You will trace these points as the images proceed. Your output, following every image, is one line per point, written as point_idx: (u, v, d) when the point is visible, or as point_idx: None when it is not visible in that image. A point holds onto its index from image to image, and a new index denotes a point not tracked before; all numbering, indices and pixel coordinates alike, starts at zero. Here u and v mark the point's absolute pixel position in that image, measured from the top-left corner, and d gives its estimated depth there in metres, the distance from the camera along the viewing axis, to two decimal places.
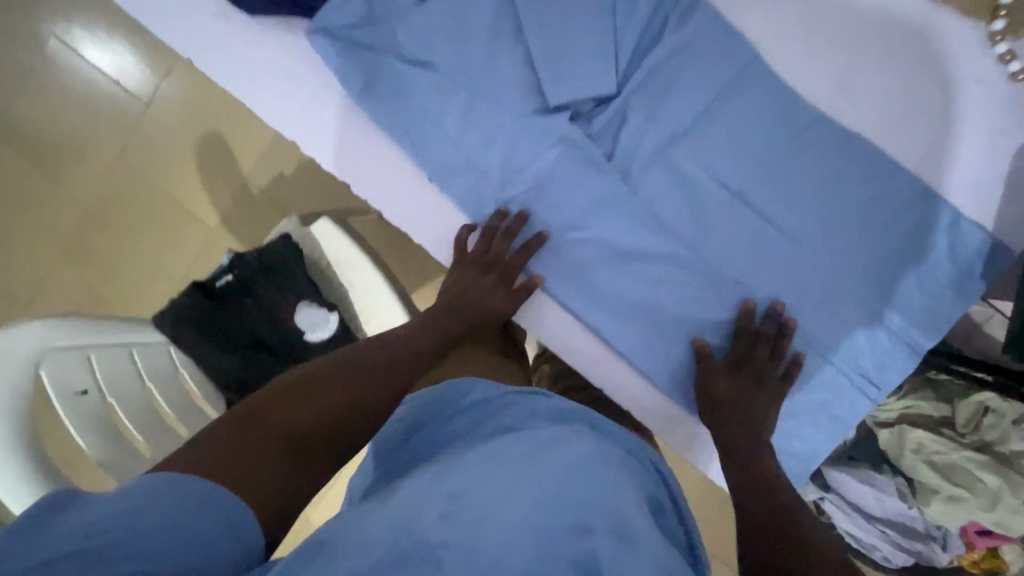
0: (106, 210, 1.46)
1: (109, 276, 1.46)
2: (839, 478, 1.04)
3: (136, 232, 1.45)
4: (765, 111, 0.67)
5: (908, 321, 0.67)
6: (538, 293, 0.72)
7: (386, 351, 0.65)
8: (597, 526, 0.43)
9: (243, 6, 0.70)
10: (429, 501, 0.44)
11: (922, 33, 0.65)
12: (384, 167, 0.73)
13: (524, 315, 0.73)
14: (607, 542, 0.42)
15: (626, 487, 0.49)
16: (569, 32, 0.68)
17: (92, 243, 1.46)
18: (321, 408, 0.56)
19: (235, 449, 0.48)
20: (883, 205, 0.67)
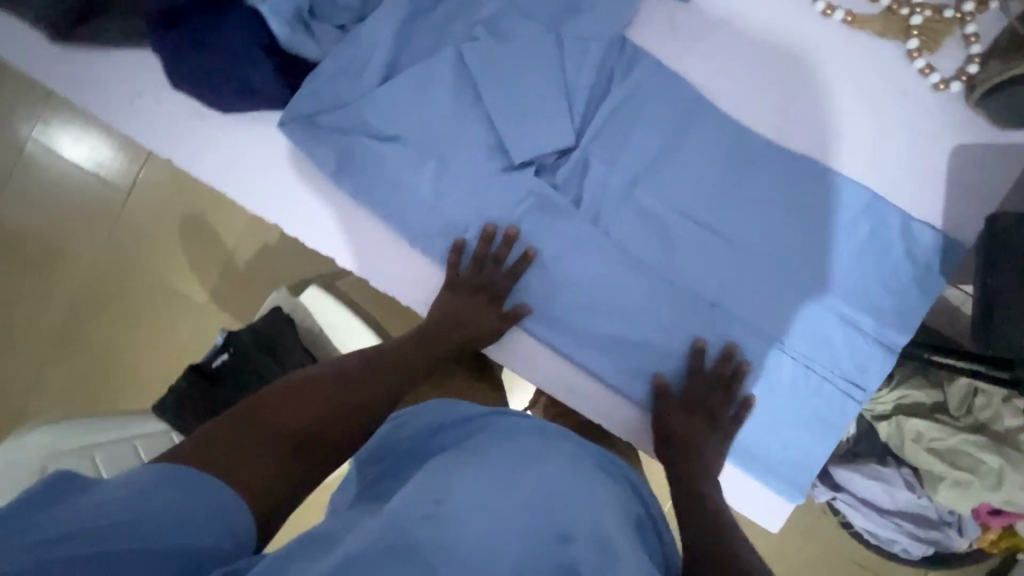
0: (95, 301, 1.47)
1: (103, 364, 1.47)
2: (848, 477, 1.05)
3: (127, 319, 1.46)
4: (716, 144, 0.72)
5: (880, 322, 0.70)
6: (528, 340, 0.76)
7: (383, 367, 0.67)
8: (577, 535, 0.44)
9: (215, 106, 0.74)
10: (416, 504, 0.45)
11: (847, 58, 0.70)
12: (366, 238, 0.77)
13: (518, 362, 0.76)
14: (589, 548, 0.43)
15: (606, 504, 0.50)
16: (525, 93, 0.73)
17: (84, 333, 1.48)
18: (319, 416, 0.58)
19: (236, 439, 0.51)
20: (836, 216, 0.71)
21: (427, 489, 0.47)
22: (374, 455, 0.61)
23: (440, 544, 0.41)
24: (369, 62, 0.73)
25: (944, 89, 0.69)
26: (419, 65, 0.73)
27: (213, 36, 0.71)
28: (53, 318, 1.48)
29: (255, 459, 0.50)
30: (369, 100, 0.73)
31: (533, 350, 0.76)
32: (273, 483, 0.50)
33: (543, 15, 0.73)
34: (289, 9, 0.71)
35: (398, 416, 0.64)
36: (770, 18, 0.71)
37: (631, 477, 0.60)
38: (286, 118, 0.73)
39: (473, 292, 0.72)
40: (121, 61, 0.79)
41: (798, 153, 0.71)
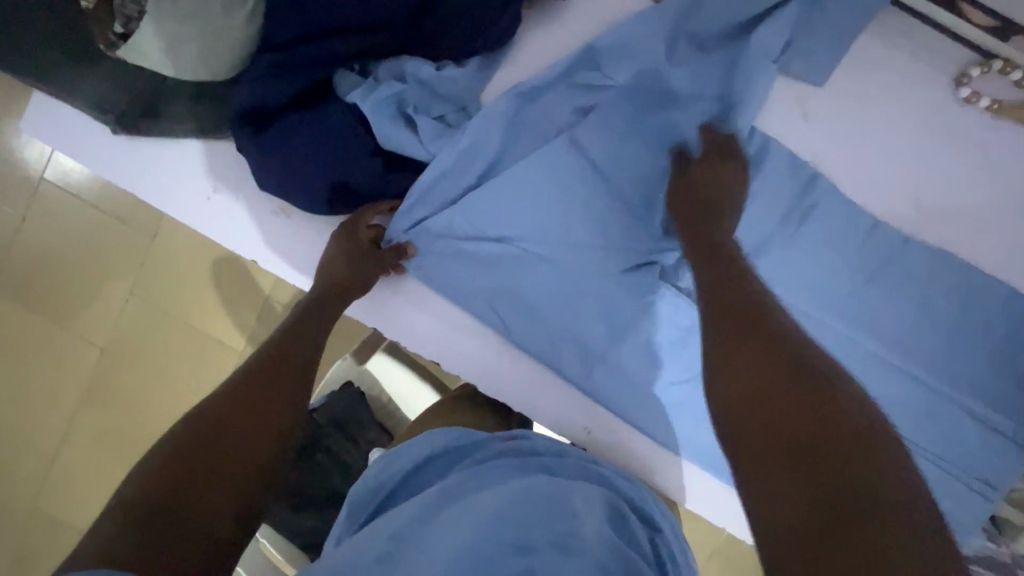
0: (122, 351, 1.38)
1: (138, 418, 1.38)
2: None
3: (158, 368, 1.37)
4: (852, 239, 0.68)
5: (1014, 422, 0.69)
6: (647, 445, 0.73)
7: (283, 365, 0.59)
8: (539, 544, 0.45)
9: (311, 209, 0.68)
10: (373, 543, 0.45)
11: (988, 148, 0.67)
12: (475, 344, 0.72)
13: (637, 469, 0.73)
14: (547, 555, 0.44)
15: (583, 510, 0.50)
16: (644, 188, 0.68)
17: (114, 386, 1.38)
18: (235, 443, 0.50)
19: (168, 507, 0.42)
20: (971, 314, 0.68)
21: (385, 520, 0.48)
22: (368, 492, 0.58)
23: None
24: (477, 159, 0.67)
25: None
26: (528, 159, 0.68)
27: (310, 137, 0.65)
28: (79, 372, 1.38)
29: (204, 509, 0.44)
30: (477, 200, 0.68)
31: (653, 454, 0.73)
32: (230, 524, 0.45)
33: (664, 102, 0.67)
34: (389, 103, 0.65)
35: (389, 453, 0.62)
36: (907, 105, 0.67)
37: (614, 484, 0.60)
38: (387, 233, 0.69)
39: (352, 255, 0.66)
40: (190, 151, 0.71)
41: (936, 247, 0.68)
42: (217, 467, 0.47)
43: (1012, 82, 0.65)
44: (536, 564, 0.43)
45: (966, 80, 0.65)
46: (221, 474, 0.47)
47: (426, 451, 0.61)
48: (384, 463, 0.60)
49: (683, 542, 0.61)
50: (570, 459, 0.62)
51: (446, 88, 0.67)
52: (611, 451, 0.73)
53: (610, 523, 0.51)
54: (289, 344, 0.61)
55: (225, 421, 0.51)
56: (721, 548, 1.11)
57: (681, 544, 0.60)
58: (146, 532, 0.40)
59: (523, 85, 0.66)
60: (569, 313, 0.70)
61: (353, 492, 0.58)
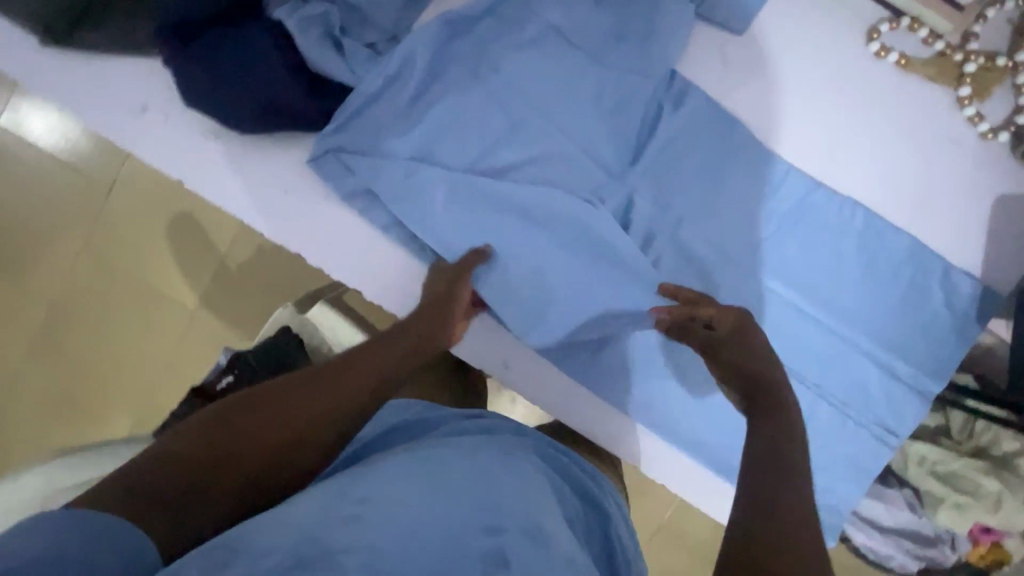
0: (75, 304, 1.39)
1: (87, 372, 1.39)
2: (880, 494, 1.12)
3: (111, 323, 1.39)
4: (765, 183, 0.70)
5: (916, 370, 0.71)
6: (566, 381, 0.75)
7: (354, 375, 0.55)
8: (509, 527, 0.40)
9: (233, 126, 0.68)
10: (337, 504, 0.39)
11: (897, 101, 0.69)
12: (399, 275, 0.74)
13: (554, 407, 0.76)
14: (520, 538, 0.40)
15: (550, 497, 0.47)
16: (567, 125, 0.69)
17: (65, 340, 1.39)
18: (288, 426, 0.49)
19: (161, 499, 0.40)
20: (876, 263, 0.70)
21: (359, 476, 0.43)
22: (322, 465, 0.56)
23: (354, 544, 0.36)
24: (403, 88, 0.68)
25: (992, 138, 0.68)
26: (454, 91, 0.69)
27: (235, 53, 0.66)
28: (30, 323, 1.39)
29: (200, 499, 0.42)
30: (402, 129, 0.69)
31: (570, 389, 0.75)
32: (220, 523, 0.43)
33: (587, 41, 0.69)
34: (317, 25, 0.66)
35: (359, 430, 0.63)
36: (823, 58, 0.69)
37: (577, 474, 0.60)
38: (314, 153, 0.70)
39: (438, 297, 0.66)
40: (121, 68, 0.71)
41: (845, 195, 0.70)
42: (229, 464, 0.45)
43: (919, 40, 0.68)
44: (505, 543, 0.39)
45: (877, 35, 0.68)
46: (235, 467, 0.45)
47: (386, 426, 0.58)
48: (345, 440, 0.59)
49: (631, 525, 0.62)
50: (551, 447, 0.60)
51: (375, 16, 0.68)
52: (529, 386, 0.75)
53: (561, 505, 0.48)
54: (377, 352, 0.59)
55: (270, 408, 0.49)
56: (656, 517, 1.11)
57: (631, 531, 0.60)
58: (151, 495, 0.39)
59: (449, 15, 0.68)
60: (490, 246, 0.70)
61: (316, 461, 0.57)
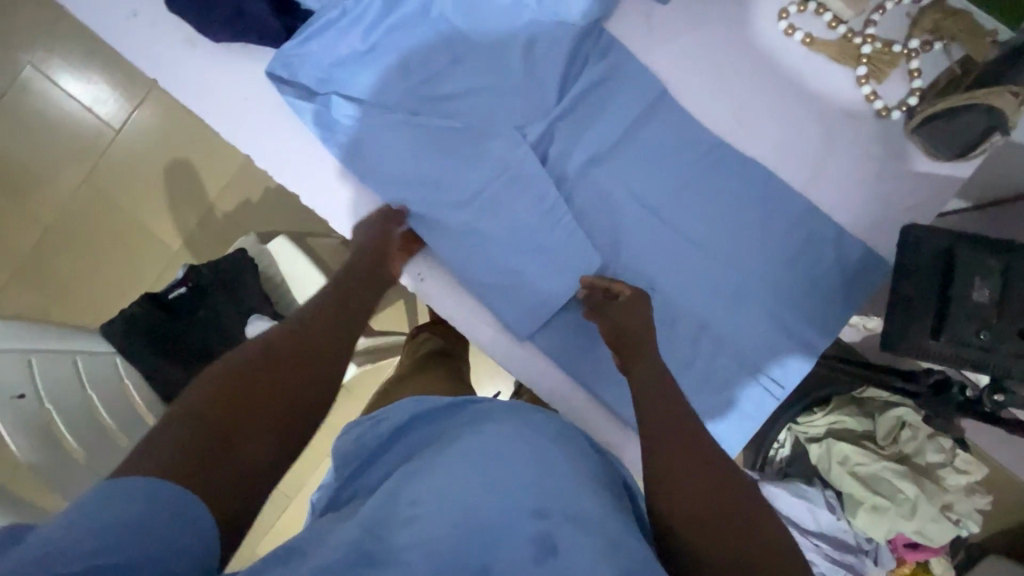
0: (67, 231, 1.48)
1: (68, 295, 1.47)
2: (801, 490, 1.12)
3: (98, 254, 1.48)
4: (677, 138, 0.77)
5: (805, 325, 0.75)
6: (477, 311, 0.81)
7: (292, 337, 0.62)
8: (553, 512, 0.48)
9: (209, 36, 0.77)
10: (393, 510, 0.49)
11: (801, 77, 0.76)
12: (340, 189, 0.81)
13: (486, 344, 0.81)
14: (564, 524, 0.47)
15: (591, 489, 0.53)
16: (501, 67, 0.77)
17: (52, 263, 1.48)
18: (261, 389, 0.56)
19: (196, 463, 0.49)
20: (773, 220, 0.76)
21: (408, 485, 0.51)
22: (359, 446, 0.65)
23: (411, 541, 0.45)
24: (359, 16, 0.77)
25: (886, 115, 0.74)
26: (406, 28, 0.77)
27: None
28: (19, 246, 1.47)
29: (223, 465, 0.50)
30: (355, 54, 0.78)
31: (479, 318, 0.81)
32: (259, 475, 0.52)
33: None
34: None
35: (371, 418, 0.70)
36: (733, 34, 0.77)
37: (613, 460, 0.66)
38: (273, 66, 0.77)
39: (373, 247, 0.74)
40: None
41: (749, 156, 0.76)
42: (239, 424, 0.53)
43: (824, 23, 0.75)
44: (552, 529, 0.47)
45: (786, 15, 0.75)
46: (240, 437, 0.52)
47: (409, 415, 0.68)
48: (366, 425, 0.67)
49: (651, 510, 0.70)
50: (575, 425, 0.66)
51: None
52: (442, 304, 0.81)
53: (610, 499, 0.54)
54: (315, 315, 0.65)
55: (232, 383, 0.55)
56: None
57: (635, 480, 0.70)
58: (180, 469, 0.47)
59: None
60: (426, 174, 0.78)
61: (341, 450, 0.65)
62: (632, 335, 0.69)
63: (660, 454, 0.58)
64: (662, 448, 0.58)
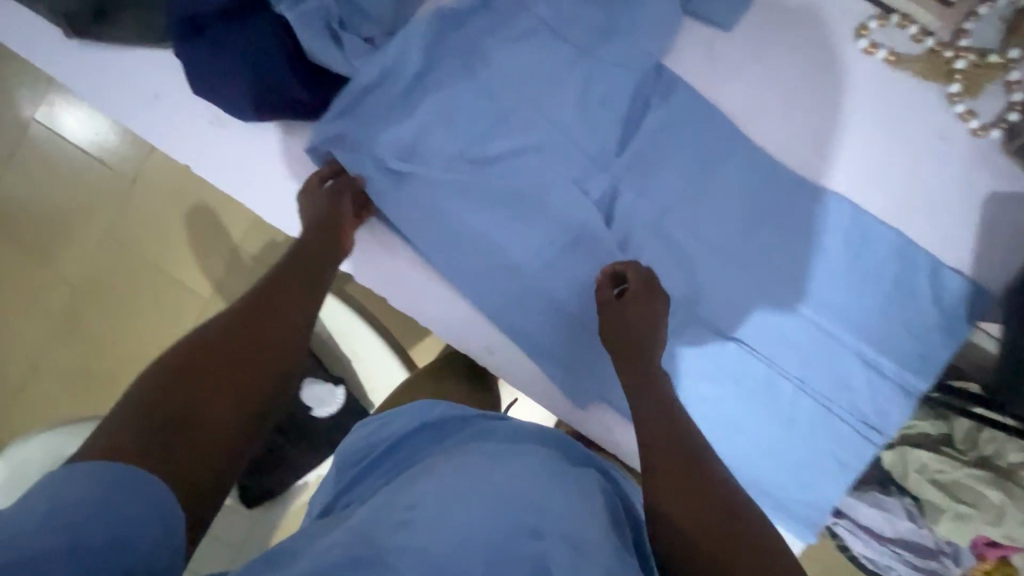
0: (99, 287, 1.44)
1: (102, 351, 1.43)
2: (879, 499, 1.10)
3: (129, 306, 1.43)
4: (752, 176, 0.71)
5: (903, 368, 0.70)
6: (548, 380, 0.76)
7: (262, 319, 0.60)
8: (550, 532, 0.44)
9: (236, 113, 0.72)
10: (386, 517, 0.45)
11: (885, 97, 0.69)
12: (393, 262, 0.76)
13: (560, 408, 0.77)
14: (559, 547, 0.43)
15: (587, 497, 0.50)
16: (555, 116, 0.71)
17: (86, 320, 1.44)
18: (228, 368, 0.54)
19: (161, 437, 0.47)
20: (863, 258, 0.70)
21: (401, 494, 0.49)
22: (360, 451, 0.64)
23: (407, 546, 0.42)
24: (399, 77, 0.71)
25: (983, 135, 0.68)
26: (449, 84, 0.72)
27: (238, 46, 0.70)
28: (54, 307, 1.45)
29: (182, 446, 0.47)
30: (397, 118, 0.72)
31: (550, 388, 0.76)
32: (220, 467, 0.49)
33: (575, 36, 0.71)
34: (315, 18, 0.69)
35: (381, 420, 0.68)
36: (806, 56, 0.70)
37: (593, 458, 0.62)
38: (313, 141, 0.72)
39: (327, 221, 0.70)
40: (136, 57, 0.76)
41: (830, 189, 0.71)
42: (198, 395, 0.51)
43: (909, 37, 0.69)
44: (548, 551, 0.42)
45: (867, 31, 0.69)
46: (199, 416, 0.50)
47: (421, 421, 0.65)
48: (373, 428, 0.66)
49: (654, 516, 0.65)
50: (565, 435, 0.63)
51: (372, 7, 0.70)
52: (509, 370, 0.77)
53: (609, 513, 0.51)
54: (274, 295, 0.63)
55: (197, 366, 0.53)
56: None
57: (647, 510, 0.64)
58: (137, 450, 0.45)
59: (441, 10, 0.70)
60: (483, 239, 0.73)
61: (347, 452, 0.65)
62: (636, 342, 0.64)
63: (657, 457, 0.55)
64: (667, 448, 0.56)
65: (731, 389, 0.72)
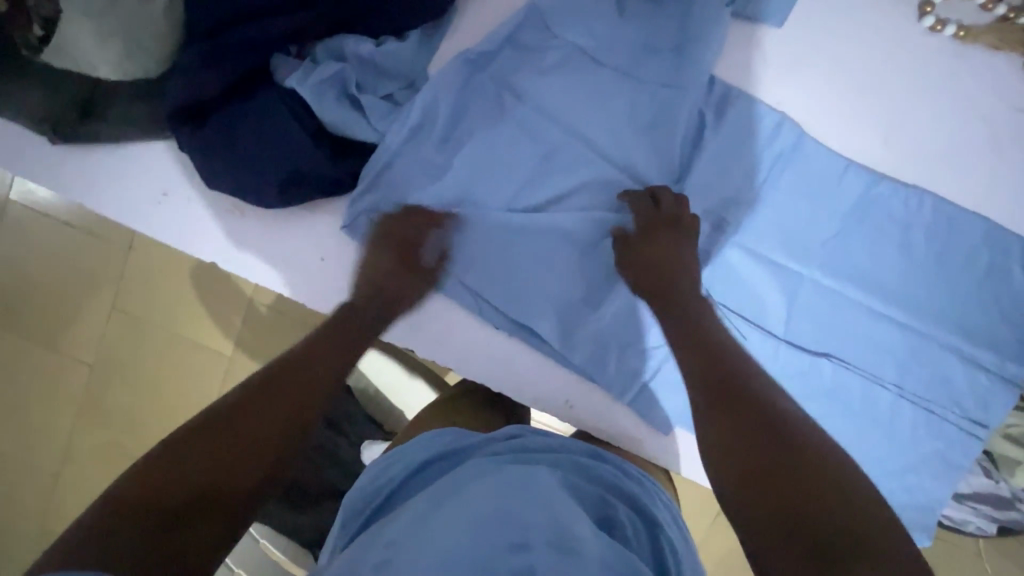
0: (100, 370, 1.18)
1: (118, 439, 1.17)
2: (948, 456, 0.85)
3: (140, 385, 1.17)
4: (822, 182, 0.66)
5: (1002, 357, 0.67)
6: (642, 428, 0.70)
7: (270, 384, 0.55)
8: (533, 543, 0.40)
9: (256, 201, 0.65)
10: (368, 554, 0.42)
11: (956, 74, 0.64)
12: (453, 330, 0.70)
13: (658, 454, 0.70)
14: (547, 555, 0.39)
15: (574, 502, 0.47)
16: (606, 148, 0.66)
17: (93, 409, 1.18)
18: (228, 441, 0.50)
19: (147, 527, 0.42)
20: (950, 250, 0.66)
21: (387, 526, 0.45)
22: (366, 497, 0.55)
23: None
24: (430, 133, 0.66)
25: None
26: (484, 130, 0.66)
27: (249, 128, 0.63)
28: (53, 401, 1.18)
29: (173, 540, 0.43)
30: (436, 176, 0.66)
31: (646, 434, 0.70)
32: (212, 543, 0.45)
33: (616, 58, 0.65)
34: (331, 87, 0.63)
35: (388, 458, 0.59)
36: (866, 42, 0.65)
37: (592, 471, 0.57)
38: (347, 218, 0.66)
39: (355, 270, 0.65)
40: (134, 151, 0.68)
41: (908, 184, 0.66)
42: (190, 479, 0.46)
43: (978, 6, 0.63)
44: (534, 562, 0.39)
45: (931, 8, 0.63)
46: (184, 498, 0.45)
47: (426, 455, 0.57)
48: (378, 470, 0.58)
49: (686, 533, 0.58)
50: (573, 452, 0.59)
51: (390, 65, 0.65)
52: (598, 419, 0.70)
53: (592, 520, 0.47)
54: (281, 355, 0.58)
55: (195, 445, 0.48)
56: (714, 544, 0.98)
57: (684, 534, 0.57)
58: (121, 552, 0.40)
59: (466, 54, 0.64)
60: (547, 287, 0.67)
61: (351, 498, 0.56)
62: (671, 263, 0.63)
63: (739, 439, 0.50)
64: (735, 425, 0.51)
65: (829, 406, 0.68)
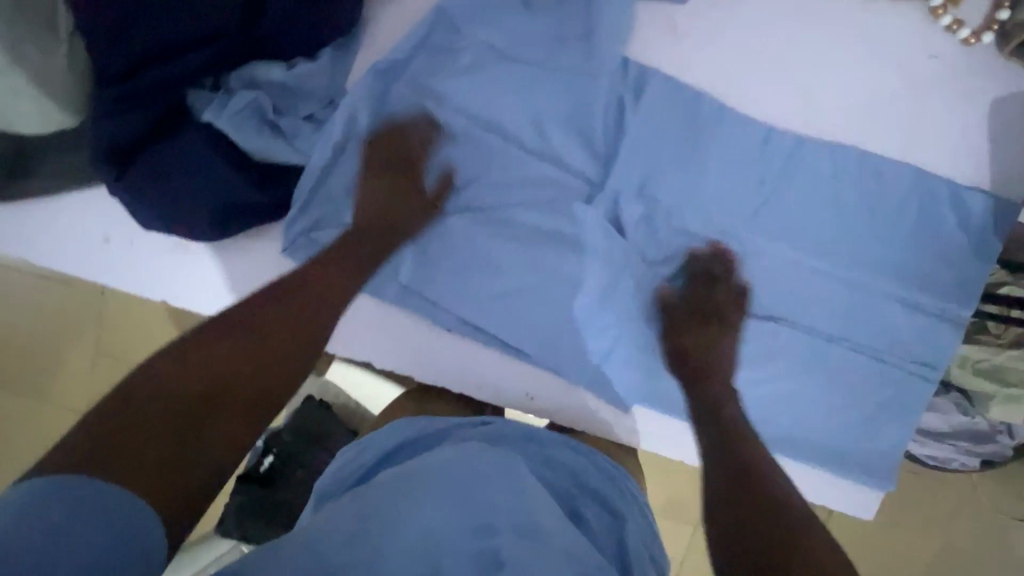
0: None
1: None
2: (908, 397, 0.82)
3: None
4: (747, 150, 0.67)
5: (944, 298, 0.68)
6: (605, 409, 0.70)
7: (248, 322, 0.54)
8: (500, 524, 0.41)
9: (197, 237, 0.66)
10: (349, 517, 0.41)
11: (865, 26, 0.65)
12: (407, 336, 0.71)
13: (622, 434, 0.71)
14: (513, 540, 0.40)
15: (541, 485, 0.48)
16: (531, 141, 0.67)
17: None
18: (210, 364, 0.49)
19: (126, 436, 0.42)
20: (880, 199, 0.67)
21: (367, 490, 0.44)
22: (338, 482, 0.54)
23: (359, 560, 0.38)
24: (354, 149, 0.67)
25: (974, 43, 0.64)
26: (410, 138, 0.66)
27: (175, 166, 0.64)
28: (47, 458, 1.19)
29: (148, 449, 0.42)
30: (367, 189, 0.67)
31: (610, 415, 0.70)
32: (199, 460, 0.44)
33: (529, 52, 0.66)
34: (249, 114, 0.64)
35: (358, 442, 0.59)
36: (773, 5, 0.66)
37: (559, 458, 0.57)
38: (285, 243, 0.67)
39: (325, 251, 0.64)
40: (71, 206, 0.69)
41: (830, 141, 0.67)
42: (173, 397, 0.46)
43: None
44: (496, 544, 0.40)
45: None
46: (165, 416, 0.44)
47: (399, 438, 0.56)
48: (354, 451, 0.57)
49: (649, 517, 0.59)
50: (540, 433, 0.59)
51: (306, 86, 0.66)
52: (560, 408, 0.71)
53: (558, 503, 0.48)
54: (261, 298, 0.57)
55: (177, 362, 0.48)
56: None
57: (648, 520, 0.58)
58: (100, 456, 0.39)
59: (378, 65, 0.65)
60: (493, 284, 0.68)
61: (322, 485, 0.55)
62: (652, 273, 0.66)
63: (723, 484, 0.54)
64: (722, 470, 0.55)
65: (781, 365, 0.70)
